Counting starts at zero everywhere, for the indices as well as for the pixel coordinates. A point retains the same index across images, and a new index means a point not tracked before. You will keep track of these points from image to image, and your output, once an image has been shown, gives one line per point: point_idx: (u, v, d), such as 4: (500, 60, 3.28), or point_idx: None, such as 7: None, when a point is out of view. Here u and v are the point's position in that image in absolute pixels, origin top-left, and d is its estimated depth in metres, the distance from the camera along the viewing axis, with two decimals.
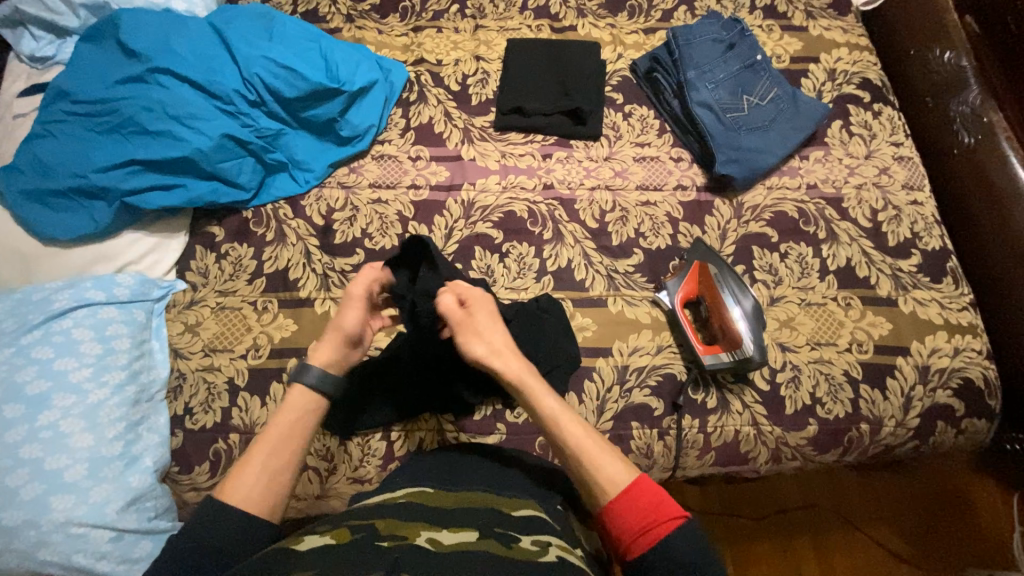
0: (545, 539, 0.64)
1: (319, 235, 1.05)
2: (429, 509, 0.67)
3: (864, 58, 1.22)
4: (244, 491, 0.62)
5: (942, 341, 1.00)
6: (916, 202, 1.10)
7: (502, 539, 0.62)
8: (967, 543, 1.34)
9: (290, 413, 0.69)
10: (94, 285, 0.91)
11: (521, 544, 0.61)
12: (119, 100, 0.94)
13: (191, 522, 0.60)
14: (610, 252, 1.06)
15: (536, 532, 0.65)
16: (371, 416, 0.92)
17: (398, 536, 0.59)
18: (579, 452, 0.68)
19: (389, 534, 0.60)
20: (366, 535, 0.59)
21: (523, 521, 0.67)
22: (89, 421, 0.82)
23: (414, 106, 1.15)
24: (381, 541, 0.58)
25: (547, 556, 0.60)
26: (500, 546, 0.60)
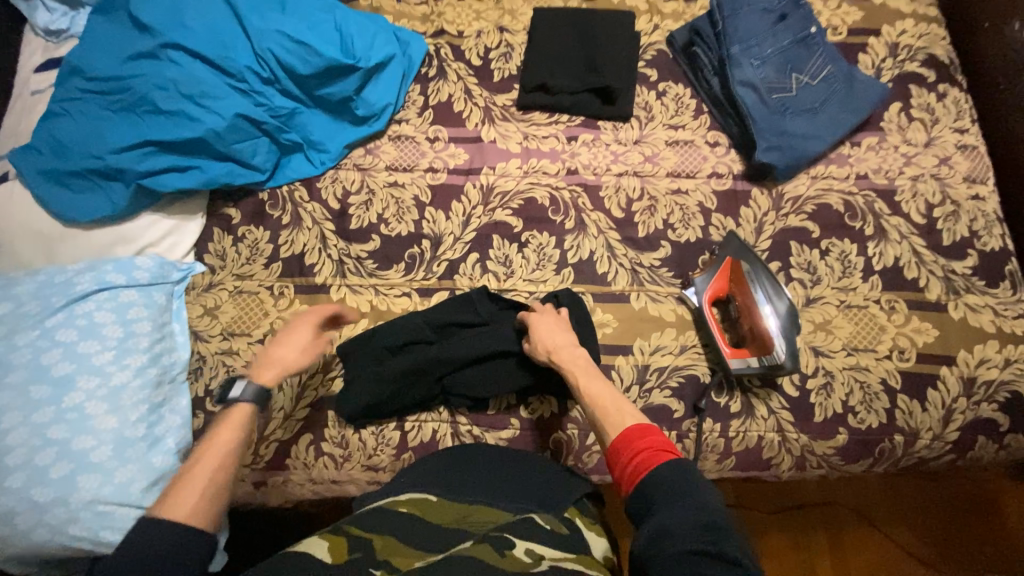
0: (541, 548, 0.65)
1: (335, 220, 1.02)
2: (426, 521, 0.69)
3: (932, 31, 1.09)
4: (185, 505, 0.63)
5: (993, 352, 0.93)
6: (978, 197, 1.00)
7: (496, 544, 0.65)
8: (993, 549, 1.29)
9: (226, 433, 0.71)
10: (115, 268, 0.92)
11: (514, 553, 0.63)
12: (132, 77, 0.92)
13: (141, 530, 0.61)
14: (635, 245, 1.01)
15: (533, 539, 0.66)
16: (386, 406, 0.91)
17: (392, 563, 0.63)
18: (592, 404, 0.75)
19: (383, 558, 0.63)
20: (362, 556, 0.63)
21: (521, 527, 0.68)
22: (113, 404, 0.84)
23: (433, 83, 1.09)
24: (375, 568, 0.62)
25: (539, 567, 0.62)
26: (493, 552, 0.63)
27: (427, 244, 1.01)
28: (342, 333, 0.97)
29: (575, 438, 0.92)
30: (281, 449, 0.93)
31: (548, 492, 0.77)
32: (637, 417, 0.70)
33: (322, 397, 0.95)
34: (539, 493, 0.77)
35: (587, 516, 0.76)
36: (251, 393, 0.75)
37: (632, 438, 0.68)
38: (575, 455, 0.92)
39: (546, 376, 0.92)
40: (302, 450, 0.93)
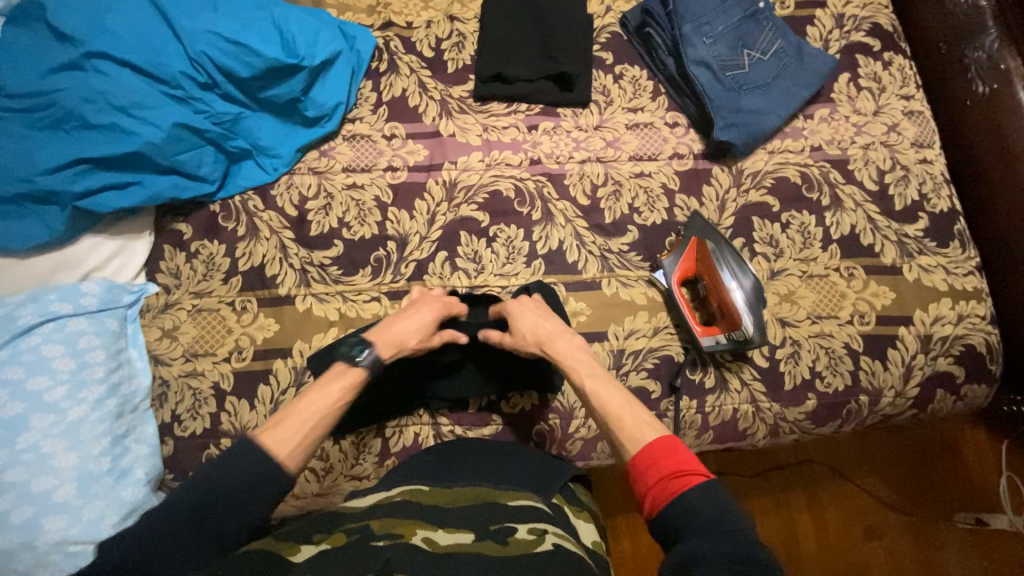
0: (542, 526, 0.64)
1: (294, 227, 0.99)
2: (424, 505, 0.66)
3: (875, 0, 1.11)
4: (282, 444, 0.63)
5: (947, 309, 0.97)
6: (925, 161, 1.04)
7: (497, 535, 0.61)
8: (956, 488, 1.38)
9: (338, 386, 0.72)
10: (59, 297, 0.86)
11: (517, 535, 0.61)
12: (54, 91, 0.85)
13: (216, 462, 0.60)
14: (603, 231, 1.01)
15: (532, 520, 0.65)
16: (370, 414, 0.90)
17: (393, 535, 0.58)
18: (602, 410, 0.72)
19: (385, 533, 0.59)
20: (362, 535, 0.59)
21: (520, 512, 0.66)
22: (72, 439, 0.79)
23: (385, 78, 1.05)
24: (376, 541, 0.58)
25: (543, 545, 0.60)
26: (495, 543, 0.59)
27: (392, 245, 0.99)
28: (312, 344, 0.94)
29: (557, 428, 0.93)
30: None
31: (539, 479, 0.77)
32: (661, 436, 0.65)
33: None
34: (530, 481, 0.76)
35: (574, 505, 0.77)
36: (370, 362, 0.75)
37: (655, 457, 0.63)
38: (558, 444, 0.93)
39: (527, 369, 0.93)
40: None
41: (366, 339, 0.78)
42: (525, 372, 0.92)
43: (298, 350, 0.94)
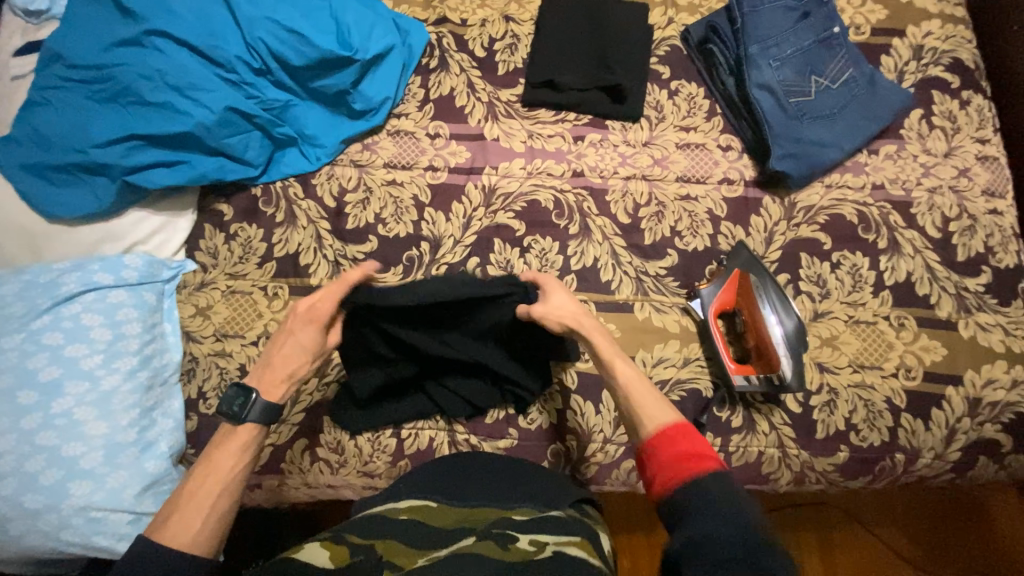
0: (544, 538, 0.62)
1: (330, 219, 0.99)
2: (429, 527, 0.65)
3: (960, 32, 1.04)
4: (180, 534, 0.59)
5: (1001, 372, 0.91)
6: (995, 211, 0.97)
7: (497, 541, 0.60)
8: (981, 552, 1.31)
9: (232, 447, 0.66)
10: (103, 267, 0.89)
11: (518, 544, 0.59)
12: (116, 66, 0.86)
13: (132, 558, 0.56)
14: (641, 252, 0.97)
15: (535, 531, 0.63)
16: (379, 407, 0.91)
17: (395, 562, 0.57)
18: (625, 388, 0.71)
19: (388, 560, 0.58)
20: (366, 557, 0.58)
21: (524, 523, 0.65)
22: (103, 409, 0.82)
23: (434, 74, 1.04)
24: (378, 569, 0.56)
25: (542, 554, 0.58)
26: (496, 547, 0.59)
27: (426, 246, 0.98)
28: None
29: (574, 449, 0.91)
30: (276, 453, 0.92)
31: (548, 492, 0.75)
32: (675, 417, 0.65)
33: (317, 402, 0.93)
34: (540, 493, 0.75)
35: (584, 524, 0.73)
36: (260, 412, 0.68)
37: (670, 437, 0.62)
38: (573, 466, 0.91)
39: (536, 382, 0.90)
40: (297, 455, 0.91)
41: (246, 386, 0.69)
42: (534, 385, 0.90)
43: None
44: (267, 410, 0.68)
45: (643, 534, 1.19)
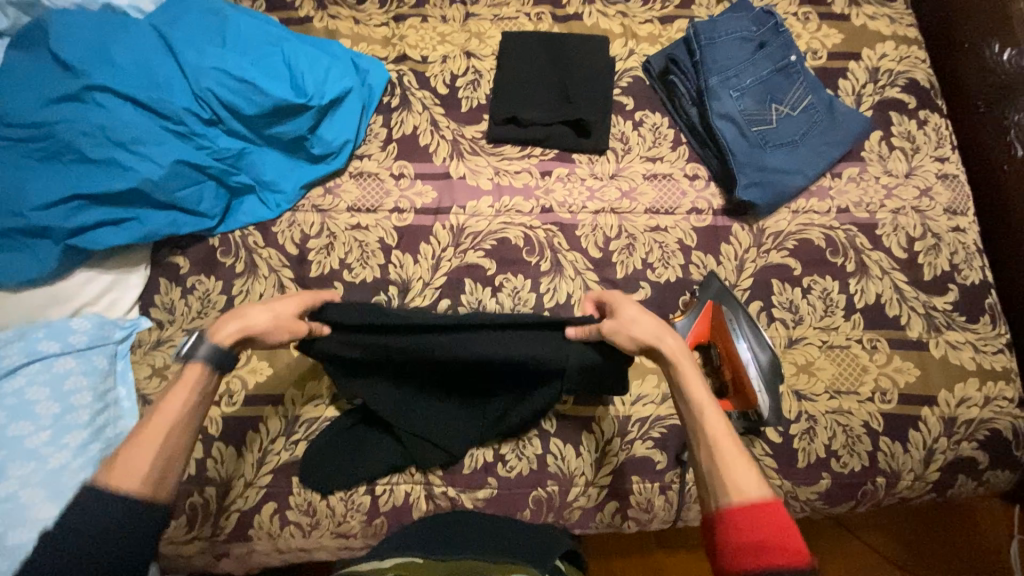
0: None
1: (294, 266, 0.95)
2: None
3: (912, 54, 1.06)
4: (129, 474, 0.55)
5: (973, 390, 0.92)
6: (958, 229, 0.99)
7: None
8: (967, 550, 1.32)
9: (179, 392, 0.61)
10: (48, 334, 0.84)
11: None
12: (53, 123, 0.82)
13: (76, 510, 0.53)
14: (614, 286, 0.96)
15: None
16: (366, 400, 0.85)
17: None
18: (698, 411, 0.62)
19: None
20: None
21: None
22: (51, 488, 0.76)
23: (396, 114, 1.02)
24: None
25: None
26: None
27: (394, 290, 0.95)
28: (305, 393, 0.91)
29: (555, 495, 0.88)
30: (243, 518, 0.87)
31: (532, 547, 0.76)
32: (764, 489, 0.55)
33: (286, 462, 0.89)
34: (527, 551, 0.75)
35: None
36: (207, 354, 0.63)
37: (758, 517, 0.53)
38: (556, 511, 0.89)
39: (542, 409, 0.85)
40: (266, 520, 0.87)
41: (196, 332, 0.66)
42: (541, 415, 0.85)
43: (290, 397, 0.91)
44: (218, 354, 0.64)
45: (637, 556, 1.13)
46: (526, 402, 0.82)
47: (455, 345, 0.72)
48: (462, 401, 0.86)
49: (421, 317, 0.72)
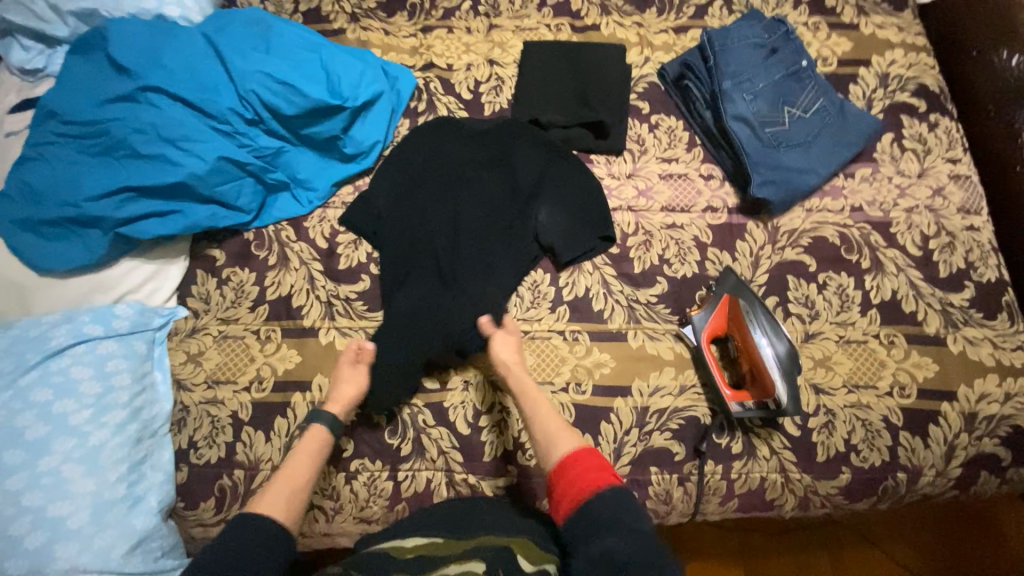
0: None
1: (324, 260, 1.00)
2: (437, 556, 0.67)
3: (921, 60, 1.10)
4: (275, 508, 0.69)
5: (994, 386, 0.92)
6: (972, 228, 1.00)
7: None
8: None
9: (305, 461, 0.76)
10: (92, 319, 0.87)
11: None
12: (108, 121, 0.88)
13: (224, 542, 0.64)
14: (632, 281, 0.99)
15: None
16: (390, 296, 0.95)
17: None
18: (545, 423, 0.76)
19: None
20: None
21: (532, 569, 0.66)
22: (90, 464, 0.80)
23: (423, 118, 1.07)
24: None
25: None
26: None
27: None
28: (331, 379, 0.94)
29: None
30: None
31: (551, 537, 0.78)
32: (580, 443, 0.72)
33: None
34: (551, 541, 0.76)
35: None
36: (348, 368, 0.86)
37: (574, 463, 0.69)
38: None
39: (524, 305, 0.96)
40: None
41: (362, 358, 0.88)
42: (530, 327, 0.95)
43: (317, 384, 0.94)
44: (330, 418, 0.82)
45: None
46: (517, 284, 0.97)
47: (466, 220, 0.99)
48: (489, 256, 0.97)
49: (442, 206, 1.00)
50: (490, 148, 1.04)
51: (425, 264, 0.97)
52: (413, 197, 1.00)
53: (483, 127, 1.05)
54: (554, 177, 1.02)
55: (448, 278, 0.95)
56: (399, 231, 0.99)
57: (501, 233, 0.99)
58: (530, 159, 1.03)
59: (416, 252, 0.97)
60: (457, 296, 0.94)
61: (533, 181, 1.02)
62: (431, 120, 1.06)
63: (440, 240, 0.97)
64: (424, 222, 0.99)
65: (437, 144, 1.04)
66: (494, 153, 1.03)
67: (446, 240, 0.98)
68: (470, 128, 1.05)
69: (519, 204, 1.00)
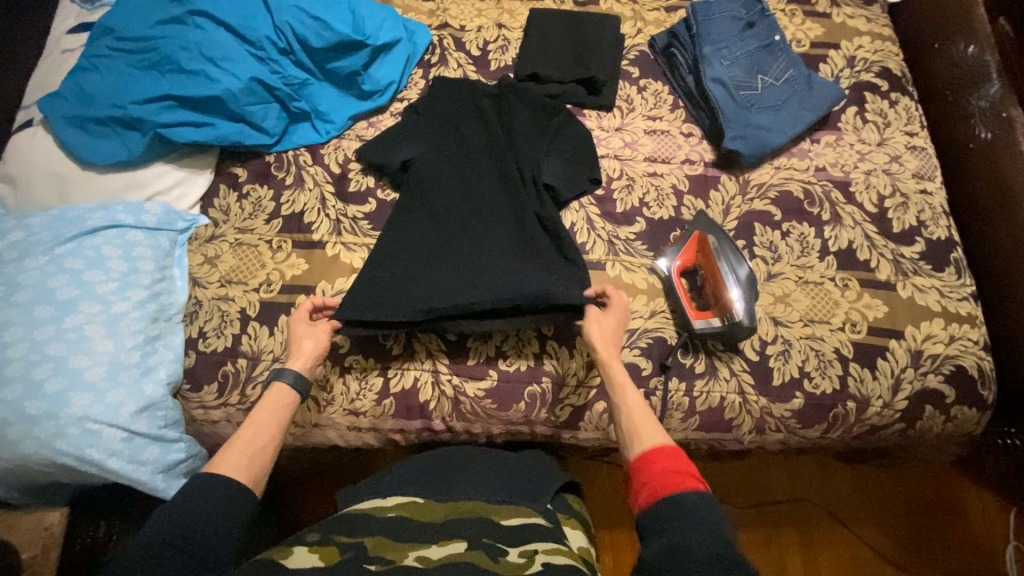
0: (533, 548, 0.69)
1: (335, 183, 1.10)
2: (418, 525, 0.73)
3: (886, 48, 1.22)
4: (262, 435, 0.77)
5: (939, 329, 1.00)
6: (925, 192, 1.10)
7: (490, 551, 0.68)
8: (959, 553, 1.42)
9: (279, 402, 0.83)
10: (125, 210, 0.98)
11: (508, 557, 0.67)
12: (159, 38, 1.01)
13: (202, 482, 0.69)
14: (613, 219, 1.09)
15: (523, 542, 0.70)
16: (402, 244, 1.01)
17: (386, 559, 0.66)
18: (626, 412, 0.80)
19: (377, 555, 0.67)
20: (354, 554, 0.66)
21: (511, 531, 0.73)
22: (110, 329, 0.88)
23: (434, 68, 1.19)
24: (368, 564, 0.65)
25: (533, 566, 0.65)
26: (486, 557, 0.66)
27: (424, 218, 1.03)
28: (334, 286, 1.03)
29: (549, 391, 0.97)
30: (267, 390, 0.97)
31: (526, 488, 0.84)
32: (669, 443, 0.74)
33: None
34: (528, 490, 0.84)
35: (564, 512, 0.84)
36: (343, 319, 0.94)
37: (664, 456, 0.71)
38: (548, 408, 0.97)
39: (527, 253, 1.01)
40: None
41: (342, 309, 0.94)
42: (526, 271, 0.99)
43: (320, 289, 1.03)
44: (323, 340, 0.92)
45: (622, 528, 1.34)
46: (522, 234, 1.03)
47: (478, 178, 1.07)
48: (495, 208, 1.05)
49: (456, 163, 1.08)
50: (500, 112, 1.12)
51: (435, 217, 1.03)
52: (429, 160, 1.07)
53: (496, 95, 1.14)
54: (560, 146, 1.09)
55: (452, 239, 1.01)
56: (418, 180, 1.06)
57: (507, 202, 1.05)
58: (538, 136, 1.10)
59: (426, 210, 1.03)
60: (463, 254, 0.99)
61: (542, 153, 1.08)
62: (447, 80, 1.14)
63: (455, 193, 1.05)
64: (441, 173, 1.07)
65: (456, 116, 1.12)
66: (506, 128, 1.11)
67: (459, 193, 1.05)
68: (487, 104, 1.13)
69: (527, 156, 1.07)
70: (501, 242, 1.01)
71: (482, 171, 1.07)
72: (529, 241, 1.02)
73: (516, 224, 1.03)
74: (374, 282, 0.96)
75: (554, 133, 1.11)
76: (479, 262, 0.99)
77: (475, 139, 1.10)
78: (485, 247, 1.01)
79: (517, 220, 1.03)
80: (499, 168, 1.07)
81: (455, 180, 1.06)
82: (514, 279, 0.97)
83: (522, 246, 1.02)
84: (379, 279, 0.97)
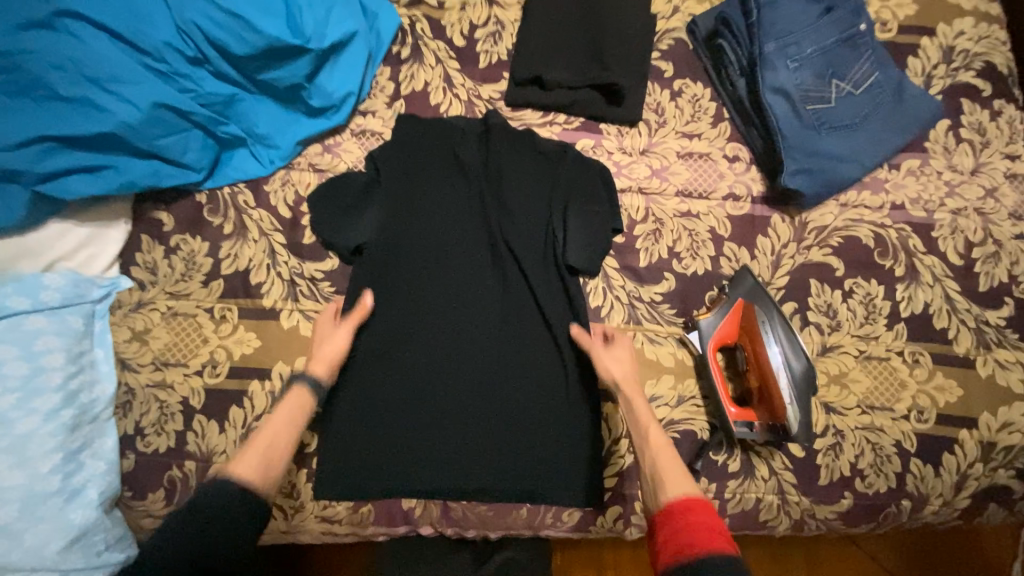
0: None
1: (286, 232, 0.87)
2: None
3: (993, 33, 0.93)
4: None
5: (1018, 414, 0.84)
6: (1021, 236, 0.88)
7: None
8: None
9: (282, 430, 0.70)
10: (16, 290, 0.76)
11: None
12: (20, 52, 0.72)
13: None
14: (636, 275, 0.87)
15: None
16: (379, 352, 0.83)
17: None
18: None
19: None
20: None
21: None
22: (18, 456, 0.71)
23: (405, 66, 0.91)
24: None
25: None
26: None
27: (406, 306, 0.84)
28: (293, 368, 0.84)
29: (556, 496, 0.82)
30: None
31: None
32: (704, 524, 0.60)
33: None
34: None
35: None
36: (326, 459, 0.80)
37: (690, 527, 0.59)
38: (554, 512, 0.83)
39: (530, 353, 0.84)
40: None
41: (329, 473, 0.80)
42: (534, 379, 0.83)
43: (278, 372, 0.84)
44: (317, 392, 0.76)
45: None
46: (525, 330, 0.85)
47: (467, 258, 0.86)
48: (490, 298, 0.85)
49: (439, 240, 0.86)
50: (490, 164, 0.87)
51: (416, 315, 0.84)
52: (396, 242, 0.85)
53: (484, 140, 0.88)
54: (569, 212, 0.85)
55: (430, 351, 0.84)
56: (391, 265, 0.85)
57: (503, 295, 0.86)
58: (537, 203, 0.86)
59: (395, 311, 0.84)
60: (444, 375, 0.83)
61: (539, 230, 0.86)
62: (417, 120, 0.88)
63: (440, 281, 0.85)
64: (420, 255, 0.85)
65: (427, 176, 0.87)
66: (494, 194, 0.87)
67: (444, 280, 0.85)
68: (468, 158, 0.87)
69: (529, 230, 0.86)
70: (491, 355, 0.84)
71: (477, 245, 0.87)
72: (534, 338, 0.85)
73: (509, 330, 0.85)
74: (348, 404, 0.82)
75: (564, 186, 0.86)
76: (465, 382, 0.83)
77: (461, 203, 0.87)
78: (472, 363, 0.83)
79: (511, 325, 0.85)
80: (495, 244, 0.86)
81: (438, 265, 0.86)
82: (512, 404, 0.83)
83: (526, 346, 0.84)
84: (351, 406, 0.82)
